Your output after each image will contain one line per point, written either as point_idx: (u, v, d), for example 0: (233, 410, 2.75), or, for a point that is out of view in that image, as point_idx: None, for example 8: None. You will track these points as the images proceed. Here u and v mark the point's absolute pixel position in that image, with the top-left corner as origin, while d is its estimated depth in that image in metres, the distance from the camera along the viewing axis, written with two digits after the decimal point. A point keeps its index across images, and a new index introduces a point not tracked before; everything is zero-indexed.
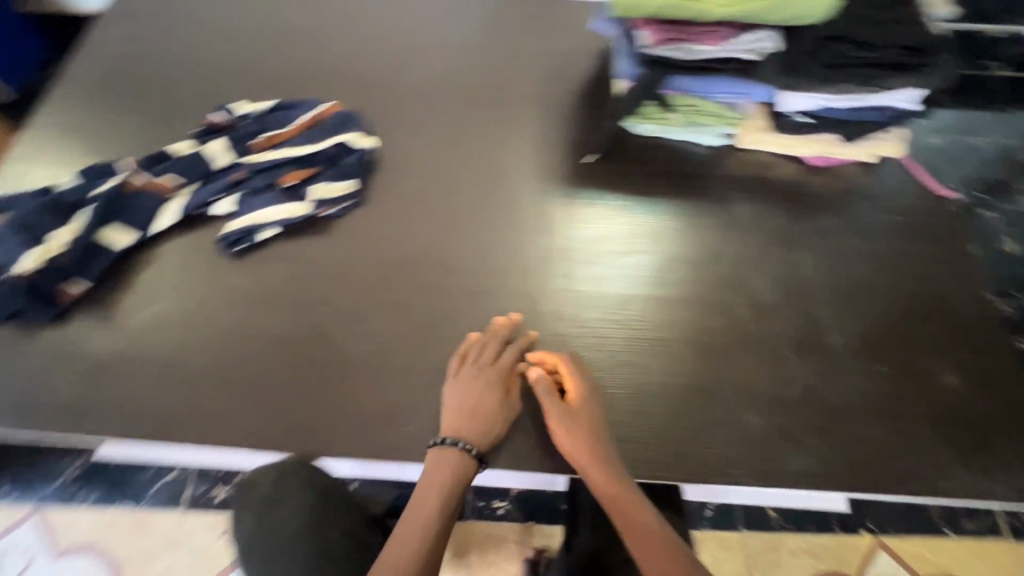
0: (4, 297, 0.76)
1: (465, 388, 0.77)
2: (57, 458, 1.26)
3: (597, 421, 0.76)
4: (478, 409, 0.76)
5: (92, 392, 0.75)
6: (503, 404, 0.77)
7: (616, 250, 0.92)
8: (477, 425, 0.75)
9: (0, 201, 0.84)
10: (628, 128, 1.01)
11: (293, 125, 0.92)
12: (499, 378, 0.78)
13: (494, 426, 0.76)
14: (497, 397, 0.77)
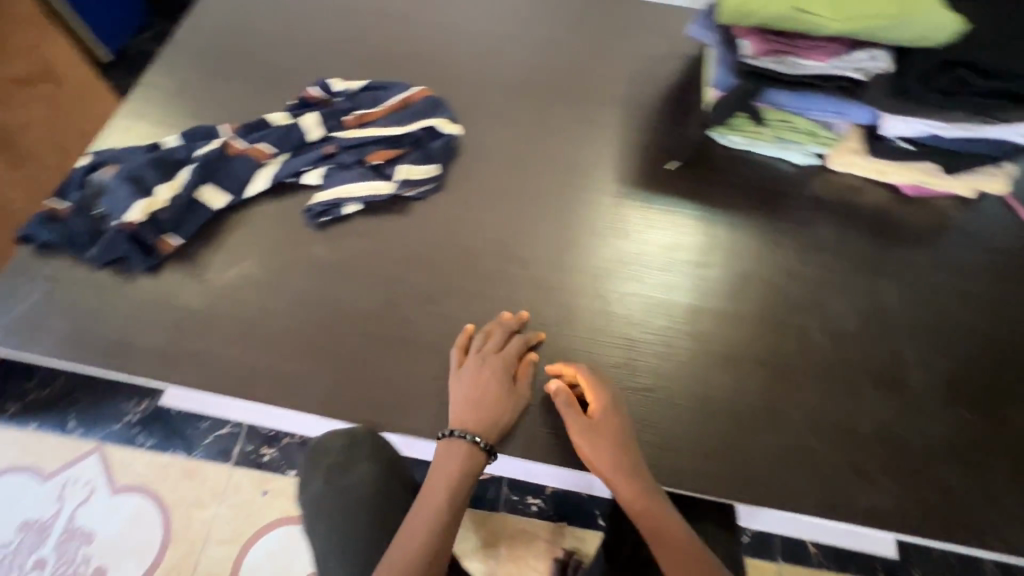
0: (113, 243, 0.81)
1: (468, 379, 0.77)
2: (122, 400, 1.33)
3: (619, 432, 0.75)
4: (483, 399, 0.75)
5: (181, 341, 0.79)
6: (510, 397, 0.77)
7: (688, 260, 0.90)
8: (484, 416, 0.75)
9: (111, 153, 0.88)
10: (714, 139, 1.00)
11: (384, 105, 0.94)
12: (505, 371, 0.77)
13: (501, 417, 0.76)
14: (501, 389, 0.77)
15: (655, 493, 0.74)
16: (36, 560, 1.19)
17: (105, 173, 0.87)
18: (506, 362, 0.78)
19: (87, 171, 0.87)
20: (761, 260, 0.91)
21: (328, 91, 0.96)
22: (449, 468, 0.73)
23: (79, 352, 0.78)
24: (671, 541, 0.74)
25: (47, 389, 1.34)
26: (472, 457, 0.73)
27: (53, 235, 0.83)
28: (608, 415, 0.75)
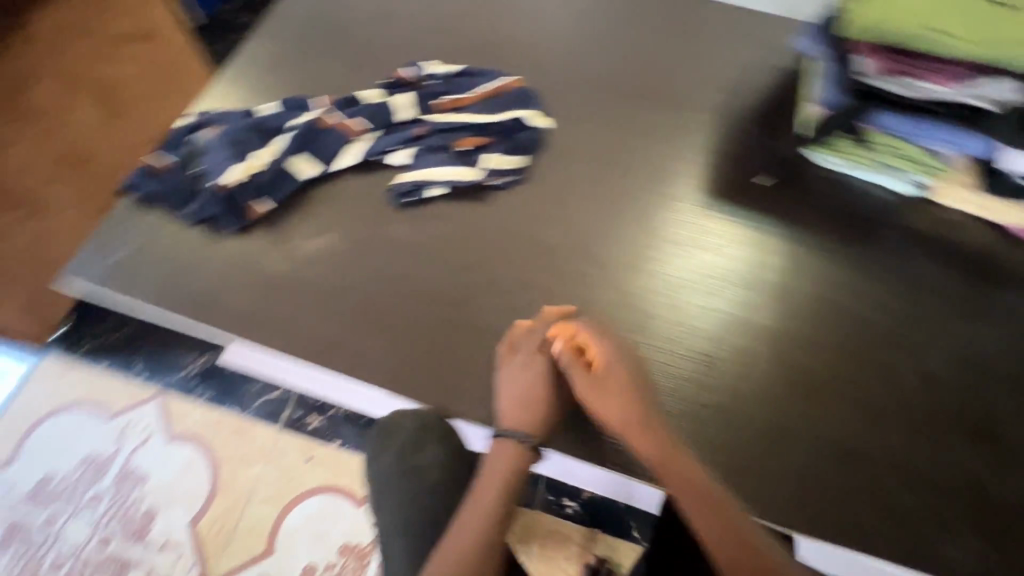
0: (209, 202, 0.85)
1: (517, 376, 0.74)
2: (184, 352, 1.38)
3: (624, 384, 0.72)
4: (532, 399, 0.73)
5: (263, 304, 0.81)
6: (555, 391, 0.74)
7: (765, 281, 0.89)
8: (535, 416, 0.72)
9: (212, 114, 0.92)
10: (809, 158, 0.96)
11: (475, 93, 0.95)
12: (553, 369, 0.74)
13: (546, 413, 0.72)
14: (549, 382, 0.74)
15: (676, 450, 0.69)
16: (93, 494, 1.25)
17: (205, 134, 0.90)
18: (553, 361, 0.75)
19: (188, 130, 0.90)
20: (845, 292, 0.89)
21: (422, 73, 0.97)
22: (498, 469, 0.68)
23: (171, 306, 0.82)
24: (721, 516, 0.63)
25: (116, 333, 1.40)
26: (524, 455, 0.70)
27: (155, 189, 0.86)
28: (613, 368, 0.73)
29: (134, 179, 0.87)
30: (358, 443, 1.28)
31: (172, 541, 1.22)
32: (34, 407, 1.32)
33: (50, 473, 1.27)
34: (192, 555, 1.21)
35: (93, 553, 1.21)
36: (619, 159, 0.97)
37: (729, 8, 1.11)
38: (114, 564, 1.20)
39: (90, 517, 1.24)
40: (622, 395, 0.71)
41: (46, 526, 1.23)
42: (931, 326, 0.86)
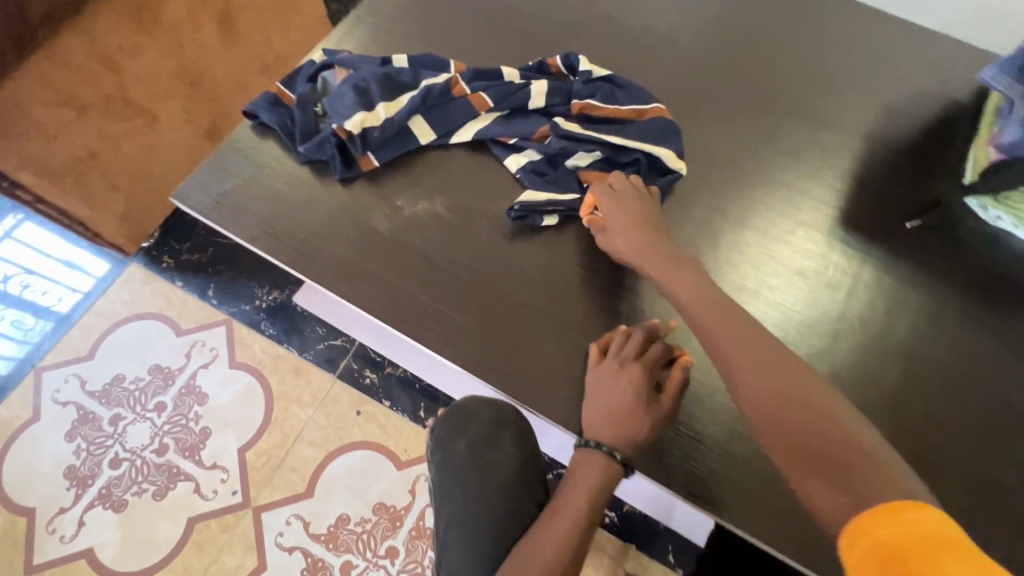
0: (321, 144, 0.83)
1: (608, 386, 0.70)
2: (258, 284, 1.41)
3: (628, 223, 0.74)
4: (622, 418, 0.68)
5: (362, 258, 0.80)
6: (647, 406, 0.68)
7: (892, 332, 0.80)
8: (620, 432, 0.68)
9: (344, 57, 0.89)
10: (972, 208, 0.85)
11: (616, 108, 0.85)
12: (646, 386, 0.69)
13: (637, 427, 0.68)
14: (642, 398, 0.68)
15: (704, 283, 0.69)
16: (158, 403, 1.31)
17: (335, 76, 0.88)
18: (648, 376, 0.69)
19: (321, 68, 0.88)
20: (986, 365, 0.79)
21: (570, 66, 0.89)
22: (578, 480, 0.68)
23: (271, 245, 0.81)
24: (742, 332, 0.62)
25: (199, 254, 1.44)
26: (609, 472, 0.67)
27: (274, 118, 0.85)
28: (619, 209, 0.75)
29: (254, 105, 0.86)
30: (410, 406, 1.28)
31: (220, 463, 1.25)
32: (117, 309, 1.39)
33: (122, 374, 1.33)
34: (237, 481, 1.24)
35: (148, 458, 1.26)
36: (749, 174, 0.89)
37: (898, 29, 1.00)
38: (165, 473, 1.24)
39: (151, 424, 1.29)
40: (635, 234, 0.74)
41: (111, 424, 1.29)
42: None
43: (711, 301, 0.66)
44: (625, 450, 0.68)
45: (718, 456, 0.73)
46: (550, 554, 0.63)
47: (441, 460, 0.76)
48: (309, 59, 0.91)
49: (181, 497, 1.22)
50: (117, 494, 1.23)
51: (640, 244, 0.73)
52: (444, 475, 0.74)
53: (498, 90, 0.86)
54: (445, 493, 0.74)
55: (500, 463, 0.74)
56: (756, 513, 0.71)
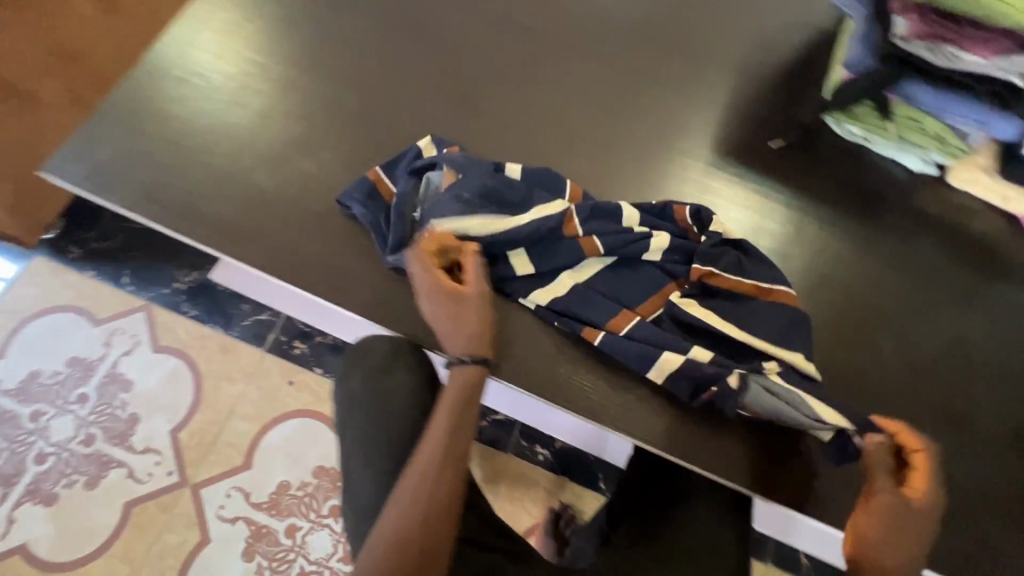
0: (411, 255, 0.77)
1: (432, 304, 0.72)
2: (176, 267, 1.37)
3: (915, 535, 0.65)
4: (451, 326, 0.71)
5: (249, 218, 0.80)
6: (464, 296, 0.71)
7: (762, 245, 0.86)
8: (462, 334, 0.71)
9: (455, 159, 0.79)
10: (830, 125, 0.91)
11: (747, 285, 0.75)
12: (453, 288, 0.71)
13: (474, 321, 0.71)
14: (455, 293, 0.71)
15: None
16: (80, 395, 1.28)
17: (440, 178, 0.79)
18: (445, 280, 0.71)
19: (426, 166, 0.80)
20: (847, 268, 0.85)
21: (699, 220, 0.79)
22: (450, 400, 0.70)
23: (153, 210, 0.80)
24: None
25: (108, 241, 1.38)
26: (472, 375, 0.70)
27: (367, 215, 0.79)
28: (916, 517, 0.65)
29: (348, 196, 0.80)
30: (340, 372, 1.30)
31: (153, 447, 1.25)
32: (25, 305, 1.33)
33: (37, 369, 1.29)
34: (171, 462, 1.24)
35: (75, 450, 1.24)
36: (631, 107, 0.93)
37: None
38: (95, 463, 1.23)
39: (74, 416, 1.26)
40: (903, 527, 0.65)
41: (32, 420, 1.25)
42: (934, 305, 0.83)
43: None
44: (473, 348, 0.71)
45: (598, 372, 0.78)
46: (426, 466, 0.65)
47: (339, 393, 0.79)
48: (417, 148, 0.83)
49: (114, 484, 1.22)
50: (45, 488, 1.21)
51: (898, 541, 0.64)
52: (346, 411, 0.76)
53: (612, 236, 0.77)
54: (346, 424, 0.77)
55: (387, 394, 0.75)
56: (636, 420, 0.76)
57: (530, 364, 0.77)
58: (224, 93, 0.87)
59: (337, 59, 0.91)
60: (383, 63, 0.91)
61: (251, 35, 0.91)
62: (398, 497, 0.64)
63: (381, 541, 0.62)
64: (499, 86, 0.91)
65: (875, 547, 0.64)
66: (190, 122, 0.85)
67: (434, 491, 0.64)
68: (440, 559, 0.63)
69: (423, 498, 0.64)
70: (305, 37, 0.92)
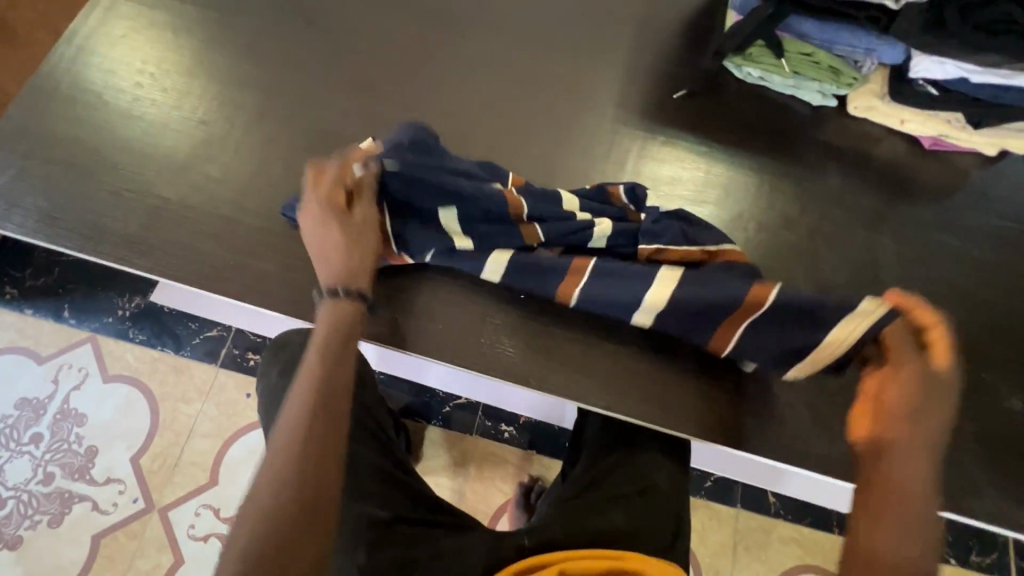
0: None
1: (317, 224, 0.70)
2: (117, 294, 1.34)
3: (939, 406, 0.60)
4: (329, 249, 0.69)
5: (157, 229, 0.79)
6: (352, 220, 0.70)
7: (681, 194, 0.87)
8: (344, 262, 0.69)
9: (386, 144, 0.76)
10: (730, 70, 0.92)
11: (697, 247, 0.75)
12: (341, 209, 0.70)
13: (357, 247, 0.69)
14: (343, 214, 0.70)
15: (921, 450, 0.60)
16: (33, 435, 1.25)
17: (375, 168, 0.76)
18: (336, 197, 0.70)
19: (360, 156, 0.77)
20: (760, 206, 0.87)
21: (636, 199, 0.79)
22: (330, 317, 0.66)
23: (56, 233, 0.78)
24: (909, 478, 0.59)
25: (43, 277, 1.34)
26: (346, 307, 0.67)
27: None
28: (939, 393, 0.61)
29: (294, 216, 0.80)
30: None
31: (115, 476, 1.23)
32: None
33: None
34: (135, 489, 1.22)
35: (35, 490, 1.21)
36: (535, 74, 0.93)
37: None
38: (57, 500, 1.21)
39: (30, 457, 1.24)
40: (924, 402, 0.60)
41: None
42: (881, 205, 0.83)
43: (911, 452, 0.60)
44: (347, 277, 0.68)
45: (520, 336, 0.78)
46: (302, 396, 0.60)
47: (263, 388, 0.81)
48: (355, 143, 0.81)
49: (79, 518, 1.20)
50: (8, 532, 1.19)
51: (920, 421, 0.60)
52: (269, 405, 0.79)
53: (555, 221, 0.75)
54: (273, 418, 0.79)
55: None
56: (560, 379, 0.77)
57: (452, 337, 0.78)
58: (121, 109, 0.85)
59: (233, 61, 0.89)
60: (281, 59, 0.90)
61: (143, 46, 0.89)
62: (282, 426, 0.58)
63: (270, 475, 0.55)
64: (401, 69, 0.91)
65: (896, 422, 0.61)
66: (88, 141, 0.83)
67: (321, 406, 0.59)
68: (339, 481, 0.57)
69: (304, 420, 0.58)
70: (199, 43, 0.90)
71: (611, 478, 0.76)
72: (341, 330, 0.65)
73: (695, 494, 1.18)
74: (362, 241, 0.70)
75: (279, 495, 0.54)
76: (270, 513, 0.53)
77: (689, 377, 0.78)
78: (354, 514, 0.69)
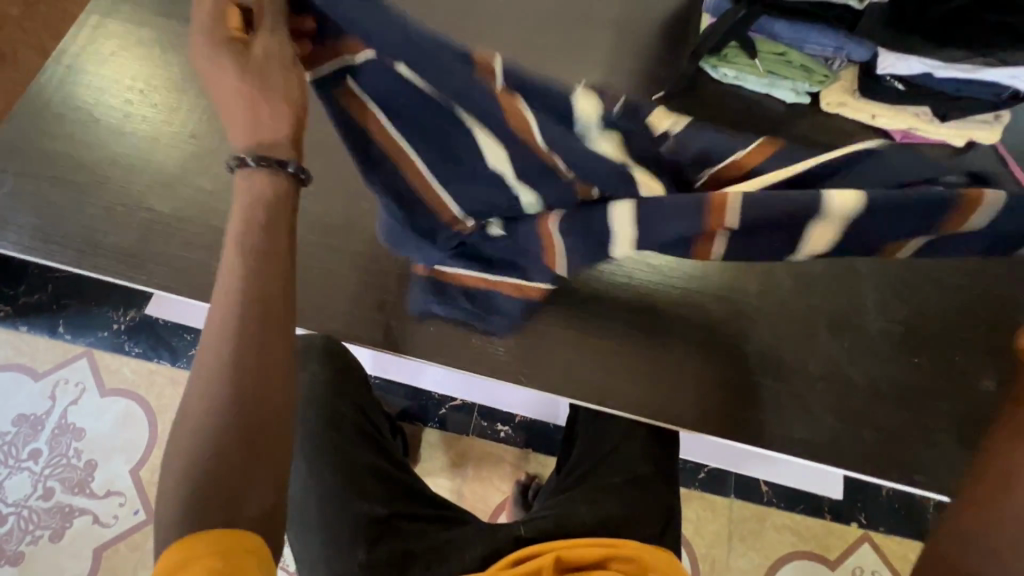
0: (484, 306, 0.79)
1: (209, 68, 0.63)
2: (112, 308, 1.35)
3: None
4: (235, 92, 0.63)
5: (152, 243, 0.81)
6: (243, 58, 0.63)
7: None
8: (246, 118, 0.63)
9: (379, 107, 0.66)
10: (706, 71, 0.95)
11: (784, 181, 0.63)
12: (240, 44, 0.64)
13: (247, 93, 0.62)
14: (236, 56, 0.63)
15: None
16: (32, 451, 1.26)
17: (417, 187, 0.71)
18: (226, 30, 0.64)
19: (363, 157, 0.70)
20: None
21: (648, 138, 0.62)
22: (248, 210, 0.60)
23: (53, 250, 0.80)
24: None
25: (38, 294, 1.35)
26: (260, 189, 0.60)
27: (453, 310, 0.80)
28: None
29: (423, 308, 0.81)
30: None
31: (115, 489, 1.24)
32: None
33: None
34: (136, 500, 1.23)
35: (35, 506, 1.22)
36: None
37: None
38: (57, 515, 1.22)
39: (29, 472, 1.24)
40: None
41: None
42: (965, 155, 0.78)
43: None
44: (266, 139, 0.63)
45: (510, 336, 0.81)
46: (229, 303, 0.56)
47: None
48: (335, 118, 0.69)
49: (80, 532, 1.21)
50: (10, 548, 1.19)
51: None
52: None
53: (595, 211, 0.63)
54: None
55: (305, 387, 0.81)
56: (548, 376, 0.80)
57: (444, 338, 0.80)
58: (113, 126, 0.87)
59: None
60: None
61: (132, 63, 0.91)
62: (209, 336, 0.56)
63: (203, 392, 0.54)
64: None
65: None
66: (81, 158, 0.85)
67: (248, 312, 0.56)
68: (277, 384, 0.55)
69: (233, 332, 0.55)
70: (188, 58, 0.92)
71: (603, 470, 0.79)
72: (263, 223, 0.59)
73: (690, 485, 1.21)
74: (281, 79, 0.63)
75: (216, 415, 0.53)
76: (208, 429, 0.52)
77: (675, 370, 0.80)
78: (353, 513, 0.71)
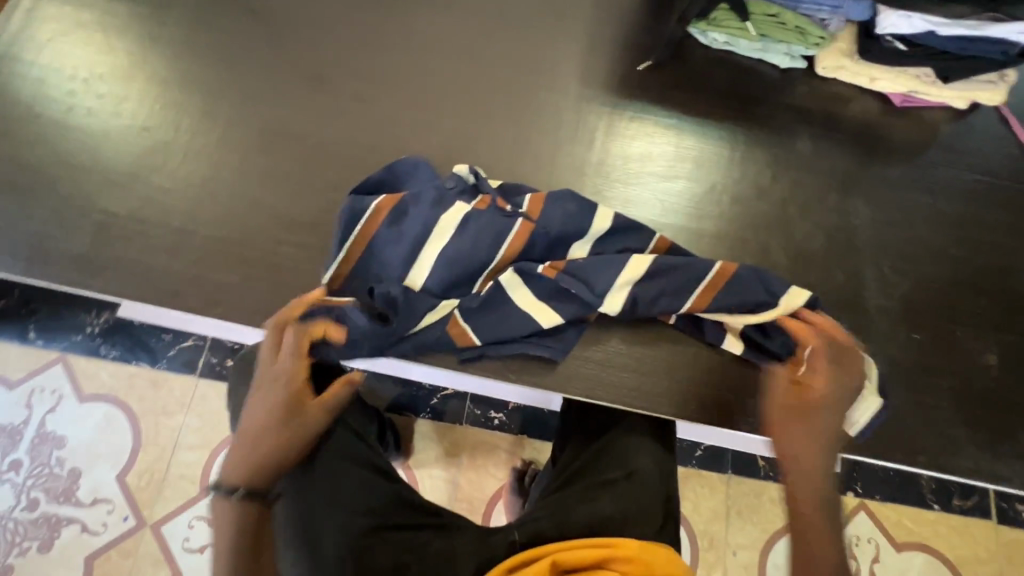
0: (530, 342, 0.74)
1: (256, 411, 0.69)
2: (84, 310, 1.27)
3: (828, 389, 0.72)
4: (255, 434, 0.69)
5: (109, 247, 0.76)
6: (291, 415, 0.70)
7: (654, 171, 0.85)
8: (257, 461, 0.68)
9: (399, 212, 0.74)
10: (695, 36, 0.89)
11: (706, 287, 0.74)
12: (291, 397, 0.70)
13: (277, 444, 0.69)
14: (280, 411, 0.69)
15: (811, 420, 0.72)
16: (11, 462, 1.21)
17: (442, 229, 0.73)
18: (294, 379, 0.70)
19: (383, 225, 0.73)
20: (732, 177, 0.85)
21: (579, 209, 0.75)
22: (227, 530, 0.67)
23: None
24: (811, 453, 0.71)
25: (5, 298, 1.27)
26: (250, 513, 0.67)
27: (504, 347, 0.74)
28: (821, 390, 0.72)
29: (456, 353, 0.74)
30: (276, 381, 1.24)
31: (102, 496, 1.20)
32: None
33: None
34: (124, 507, 1.20)
35: (20, 517, 1.18)
36: (491, 54, 0.88)
37: None
38: (44, 525, 1.18)
39: (11, 484, 1.20)
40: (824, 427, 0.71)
41: None
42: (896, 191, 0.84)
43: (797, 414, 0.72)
44: (263, 472, 0.68)
45: None
46: None
47: (232, 405, 0.79)
48: (348, 213, 0.73)
49: (69, 542, 1.18)
50: None
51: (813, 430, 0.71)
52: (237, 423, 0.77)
53: (588, 262, 0.73)
54: None
55: None
56: (534, 373, 0.75)
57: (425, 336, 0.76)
58: (58, 120, 0.80)
59: (173, 60, 0.84)
60: (226, 55, 0.85)
61: (73, 49, 0.83)
62: None
63: None
64: (349, 59, 0.86)
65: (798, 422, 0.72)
66: (25, 157, 0.78)
67: None
68: None
69: None
70: (138, 44, 0.84)
71: (594, 467, 0.76)
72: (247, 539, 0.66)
73: (687, 463, 1.20)
74: (289, 441, 0.70)
75: None
76: None
77: (670, 360, 0.77)
78: (341, 524, 0.69)
